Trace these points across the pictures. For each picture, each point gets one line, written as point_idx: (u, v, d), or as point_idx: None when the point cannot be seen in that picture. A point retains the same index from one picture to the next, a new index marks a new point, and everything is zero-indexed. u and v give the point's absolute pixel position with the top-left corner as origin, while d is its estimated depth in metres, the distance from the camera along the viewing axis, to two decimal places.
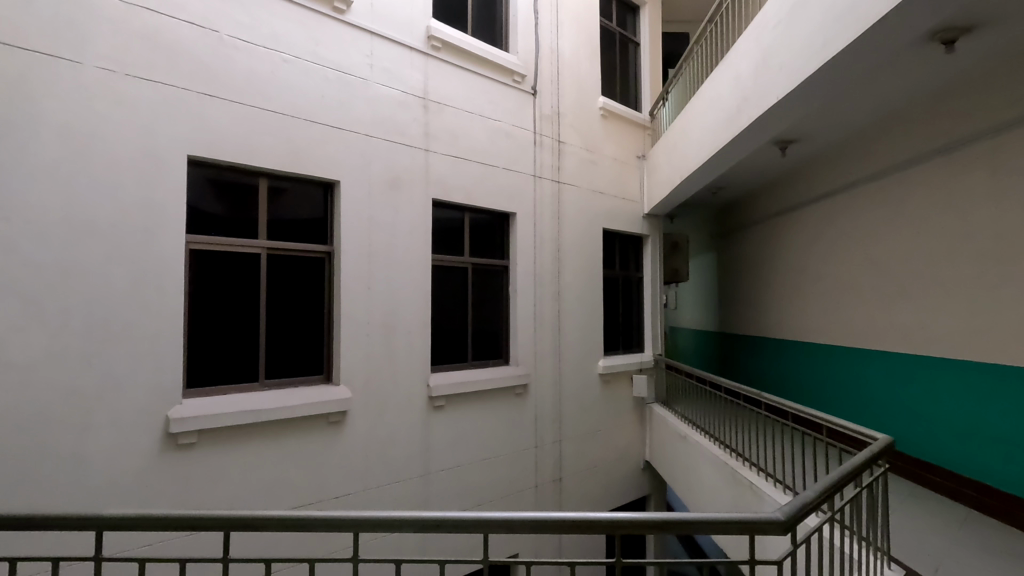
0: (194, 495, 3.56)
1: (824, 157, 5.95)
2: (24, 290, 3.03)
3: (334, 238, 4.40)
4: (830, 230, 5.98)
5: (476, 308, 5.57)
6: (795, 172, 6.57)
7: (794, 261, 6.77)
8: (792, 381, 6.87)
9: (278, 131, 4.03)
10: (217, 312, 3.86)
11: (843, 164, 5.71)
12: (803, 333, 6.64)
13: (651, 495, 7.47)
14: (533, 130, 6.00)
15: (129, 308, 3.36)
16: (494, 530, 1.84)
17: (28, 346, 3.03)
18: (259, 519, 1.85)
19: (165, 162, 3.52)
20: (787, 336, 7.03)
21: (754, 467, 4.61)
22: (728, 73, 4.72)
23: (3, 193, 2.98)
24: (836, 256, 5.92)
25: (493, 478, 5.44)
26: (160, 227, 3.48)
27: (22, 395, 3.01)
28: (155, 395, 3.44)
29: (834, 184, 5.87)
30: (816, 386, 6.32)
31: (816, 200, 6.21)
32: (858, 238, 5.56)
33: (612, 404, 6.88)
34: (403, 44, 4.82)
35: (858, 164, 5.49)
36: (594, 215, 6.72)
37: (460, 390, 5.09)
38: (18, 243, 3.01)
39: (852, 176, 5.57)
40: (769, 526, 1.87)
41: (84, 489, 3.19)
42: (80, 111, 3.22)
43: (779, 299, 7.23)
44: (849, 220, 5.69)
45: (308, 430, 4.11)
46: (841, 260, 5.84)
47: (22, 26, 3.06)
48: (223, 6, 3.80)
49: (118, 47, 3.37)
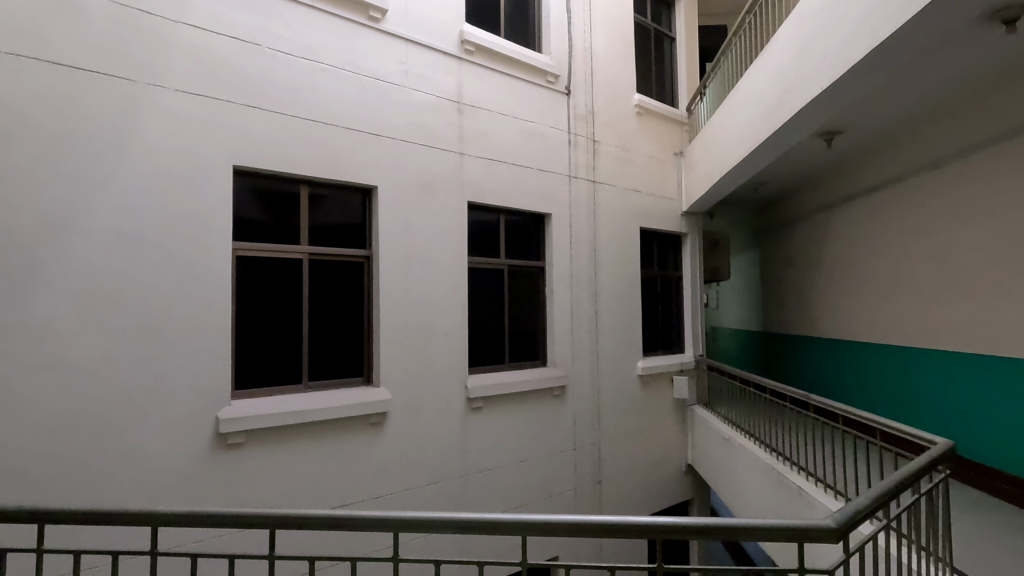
0: (242, 493, 3.69)
1: (873, 148, 5.69)
2: (83, 297, 3.20)
3: (373, 243, 4.48)
4: (881, 223, 5.72)
5: (512, 309, 5.57)
6: (836, 166, 6.34)
7: (842, 257, 6.50)
8: (842, 383, 6.59)
9: (317, 139, 4.14)
10: (262, 316, 3.99)
11: (894, 154, 5.45)
12: (853, 332, 6.37)
13: (694, 499, 7.31)
14: (567, 130, 5.97)
15: (180, 313, 3.50)
16: (531, 532, 1.82)
17: (89, 350, 3.21)
18: (301, 518, 1.90)
19: (211, 172, 3.66)
20: (836, 336, 6.75)
21: (802, 471, 4.44)
22: (767, 64, 4.58)
23: (64, 205, 3.16)
24: (888, 250, 5.65)
25: (532, 480, 5.42)
26: (208, 235, 3.63)
27: (84, 396, 3.18)
28: (205, 397, 3.58)
29: (885, 176, 5.61)
30: (868, 387, 6.04)
31: (865, 193, 5.95)
32: (913, 231, 5.29)
33: (652, 406, 6.77)
34: (436, 49, 4.87)
35: (910, 154, 5.23)
36: (630, 214, 6.63)
37: (497, 392, 5.10)
38: (77, 253, 3.19)
39: (904, 166, 5.31)
40: (818, 533, 1.79)
41: (141, 486, 3.35)
42: (133, 127, 3.39)
43: (827, 296, 6.95)
44: (901, 213, 5.43)
45: (349, 431, 4.20)
46: (893, 255, 5.58)
47: (80, 49, 3.24)
48: (264, 20, 3.93)
49: (167, 64, 3.53)
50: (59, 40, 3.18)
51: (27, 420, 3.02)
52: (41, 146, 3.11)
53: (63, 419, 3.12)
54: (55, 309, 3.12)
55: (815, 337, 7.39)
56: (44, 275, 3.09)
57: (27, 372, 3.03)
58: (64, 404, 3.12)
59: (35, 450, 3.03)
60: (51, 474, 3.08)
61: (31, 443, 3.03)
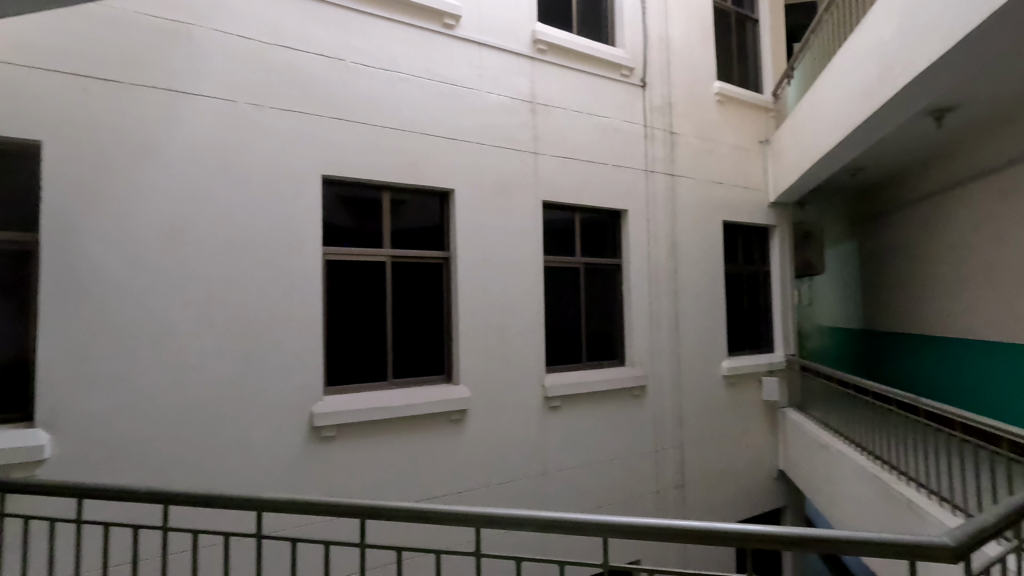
0: (335, 484, 3.92)
1: (994, 124, 5.10)
2: (196, 301, 3.53)
3: (451, 244, 4.59)
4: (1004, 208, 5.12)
5: (589, 308, 5.52)
6: (949, 146, 5.72)
7: (957, 246, 5.87)
8: (960, 386, 5.96)
9: (397, 146, 4.31)
10: (351, 317, 4.22)
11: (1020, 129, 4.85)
12: (971, 329, 5.74)
13: (787, 507, 6.89)
14: (643, 123, 5.82)
15: (278, 314, 3.78)
16: (613, 534, 1.80)
17: (202, 349, 3.53)
18: (389, 509, 1.98)
19: (303, 183, 3.91)
20: (951, 334, 6.11)
21: (912, 483, 4.07)
22: (865, 40, 4.23)
23: (180, 218, 3.50)
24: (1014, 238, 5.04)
25: (612, 481, 5.35)
26: (301, 241, 3.88)
27: (198, 391, 3.51)
28: (300, 392, 3.83)
29: (1009, 154, 5.01)
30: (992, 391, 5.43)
31: (985, 174, 5.34)
32: None
33: (739, 408, 6.46)
34: (509, 51, 4.92)
35: None
36: (712, 207, 6.36)
37: (575, 391, 5.08)
38: (191, 261, 3.52)
39: None
40: (932, 552, 1.63)
41: (247, 474, 3.64)
42: (235, 143, 3.69)
43: (939, 291, 6.32)
44: None
45: (432, 427, 4.33)
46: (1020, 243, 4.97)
47: (189, 75, 3.57)
48: (347, 36, 4.15)
49: (263, 84, 3.81)
50: (172, 69, 3.52)
51: (152, 411, 3.37)
52: (159, 165, 3.46)
53: (182, 411, 3.46)
54: (173, 311, 3.46)
55: (925, 336, 6.74)
56: (164, 282, 3.44)
57: (151, 368, 3.38)
58: (182, 398, 3.46)
59: (159, 438, 3.38)
60: (172, 460, 3.42)
61: (156, 432, 3.38)
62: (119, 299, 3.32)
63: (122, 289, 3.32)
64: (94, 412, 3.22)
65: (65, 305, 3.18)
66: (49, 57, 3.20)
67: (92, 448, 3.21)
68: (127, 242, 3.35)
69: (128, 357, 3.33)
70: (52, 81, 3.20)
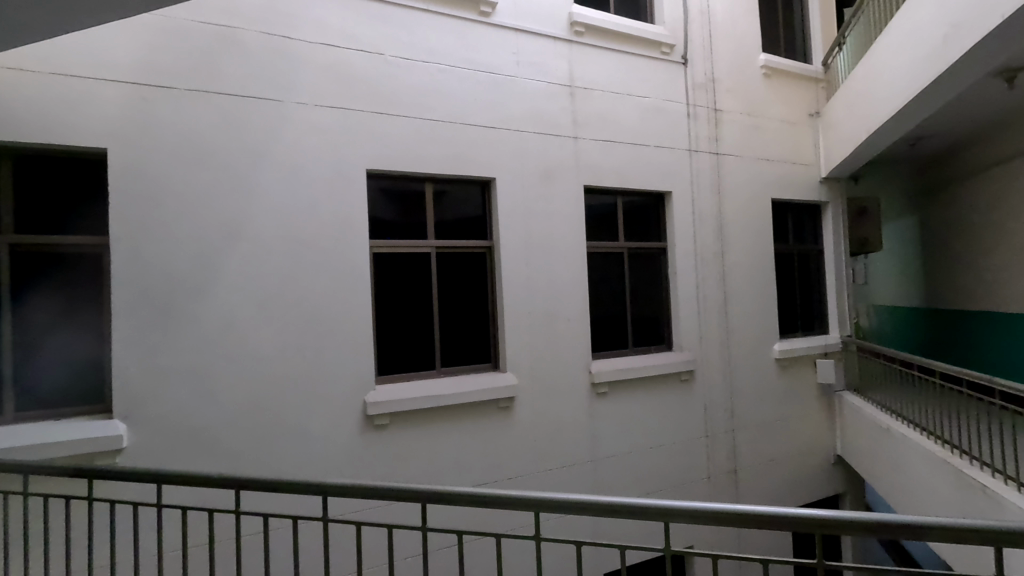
0: (392, 470, 4.05)
1: None
2: (254, 295, 3.67)
3: (494, 233, 4.64)
4: None
5: (636, 294, 5.51)
6: (1009, 117, 5.41)
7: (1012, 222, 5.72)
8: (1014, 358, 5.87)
9: (435, 136, 4.36)
10: (399, 308, 4.32)
11: None
12: None
13: (845, 494, 6.76)
14: (686, 101, 5.73)
15: (333, 307, 3.91)
16: (676, 519, 1.83)
17: (262, 343, 3.68)
18: (454, 494, 2.03)
19: (352, 178, 4.02)
20: (1010, 310, 5.92)
21: (981, 467, 3.99)
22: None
23: (238, 217, 3.65)
24: None
25: (669, 471, 5.36)
26: (351, 235, 4.00)
27: (262, 383, 3.67)
28: (357, 381, 3.96)
29: None
30: None
31: None
32: None
33: (792, 391, 6.33)
34: (546, 35, 4.92)
35: None
36: (759, 186, 6.23)
37: (623, 376, 5.08)
38: (249, 258, 3.67)
39: None
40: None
41: (310, 463, 3.79)
42: (283, 144, 3.81)
43: (996, 271, 6.14)
44: None
45: (482, 415, 4.42)
46: None
47: (240, 77, 3.70)
48: (386, 32, 4.22)
49: (313, 84, 3.93)
50: (222, 72, 3.65)
51: (220, 402, 3.55)
52: (216, 166, 3.60)
53: (247, 401, 3.62)
54: (233, 307, 3.61)
55: (979, 315, 6.54)
56: (224, 279, 3.60)
57: (216, 361, 3.55)
58: (246, 389, 3.62)
59: (226, 428, 3.56)
60: (239, 449, 3.59)
61: (222, 423, 3.55)
62: (186, 297, 3.49)
63: (186, 287, 3.49)
64: (165, 404, 3.40)
65: (137, 303, 3.36)
66: (111, 68, 3.37)
67: (167, 437, 3.40)
68: (193, 243, 3.52)
69: (195, 350, 3.50)
70: (114, 91, 3.37)
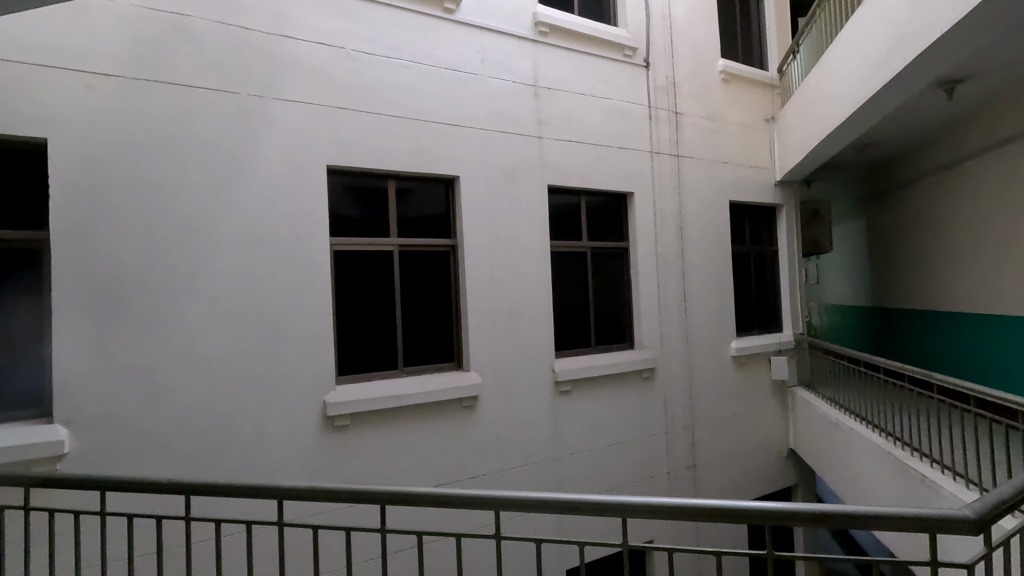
0: (353, 472, 3.98)
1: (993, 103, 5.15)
2: (208, 293, 3.55)
3: (457, 232, 4.62)
4: (999, 188, 5.22)
5: (598, 293, 5.57)
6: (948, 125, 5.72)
7: (950, 225, 6.05)
8: (950, 353, 6.22)
9: (398, 133, 4.31)
10: (360, 307, 4.25)
11: (1008, 113, 5.00)
12: (963, 301, 5.92)
13: (797, 486, 7.02)
14: (648, 104, 5.83)
15: (292, 306, 3.81)
16: (633, 514, 1.86)
17: (217, 343, 3.56)
18: (412, 495, 2.01)
19: (311, 174, 3.93)
20: (948, 309, 6.26)
21: (921, 458, 4.20)
22: (875, 11, 4.25)
23: (191, 213, 3.52)
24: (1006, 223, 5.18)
25: (630, 467, 5.45)
26: (310, 233, 3.90)
27: (216, 384, 3.55)
28: (316, 382, 3.88)
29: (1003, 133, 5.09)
30: (986, 362, 5.61)
31: (978, 153, 5.45)
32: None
33: (748, 387, 6.53)
34: (511, 34, 4.92)
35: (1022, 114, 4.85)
36: (718, 188, 6.39)
37: (586, 374, 5.13)
38: (202, 255, 3.54)
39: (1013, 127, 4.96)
40: (957, 524, 1.68)
41: (266, 465, 3.69)
42: (239, 137, 3.69)
43: (935, 271, 6.48)
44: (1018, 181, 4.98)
45: (445, 415, 4.39)
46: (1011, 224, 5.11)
47: (193, 67, 3.56)
48: (348, 25, 4.13)
49: (271, 76, 3.82)
50: (174, 61, 3.51)
51: (171, 405, 3.41)
52: (167, 159, 3.46)
53: (199, 403, 3.49)
54: (185, 306, 3.48)
55: (920, 313, 6.90)
56: (175, 277, 3.46)
57: (166, 362, 3.41)
58: (199, 391, 3.50)
59: (177, 432, 3.42)
60: (191, 453, 3.46)
61: (173, 426, 3.42)
62: (134, 295, 3.34)
63: (134, 285, 3.34)
64: (111, 407, 3.25)
65: (81, 302, 3.20)
66: (52, 53, 3.19)
67: (113, 442, 3.25)
68: (141, 239, 3.37)
69: (144, 351, 3.36)
70: (55, 77, 3.19)
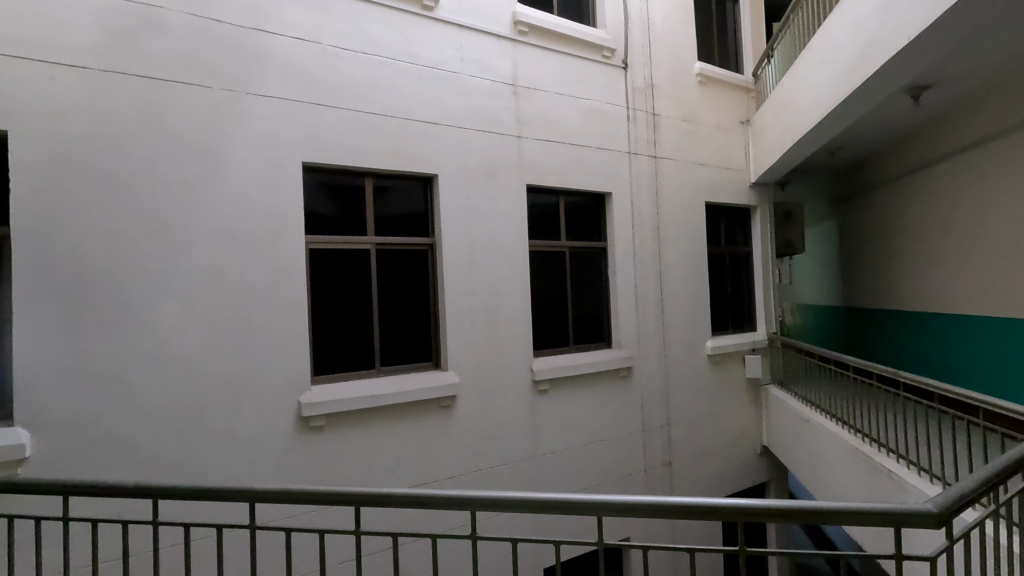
0: (328, 473, 3.94)
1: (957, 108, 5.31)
2: (178, 292, 3.46)
3: (436, 230, 4.59)
4: (963, 191, 5.39)
5: (577, 292, 5.60)
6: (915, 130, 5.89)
7: (916, 227, 6.23)
8: (916, 351, 6.41)
9: (375, 131, 4.26)
10: (336, 306, 4.20)
11: (971, 119, 5.16)
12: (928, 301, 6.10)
13: (770, 482, 7.16)
14: (626, 105, 5.88)
15: (265, 305, 3.74)
16: (608, 512, 1.86)
17: (187, 342, 3.48)
18: (386, 495, 2.00)
19: (286, 171, 3.86)
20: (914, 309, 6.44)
21: (887, 454, 4.32)
22: (846, 18, 4.35)
23: (160, 209, 3.42)
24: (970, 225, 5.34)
25: (607, 466, 5.49)
26: (285, 231, 3.84)
27: (186, 385, 3.47)
28: (291, 382, 3.82)
29: (967, 138, 5.26)
30: (949, 359, 5.79)
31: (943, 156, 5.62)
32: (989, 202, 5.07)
33: (723, 386, 6.64)
34: (490, 33, 4.91)
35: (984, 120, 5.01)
36: (694, 189, 6.48)
37: (564, 373, 5.15)
38: (171, 252, 3.45)
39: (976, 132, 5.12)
40: (921, 519, 1.73)
41: (239, 467, 3.62)
42: (211, 132, 3.61)
43: (902, 272, 6.67)
44: (982, 184, 5.13)
45: (422, 415, 4.36)
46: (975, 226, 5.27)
47: (164, 60, 3.47)
48: (325, 20, 4.08)
49: (244, 70, 3.74)
50: (144, 53, 3.41)
51: (138, 406, 3.32)
52: (135, 154, 3.36)
53: (168, 405, 3.41)
54: (154, 304, 3.39)
55: (887, 313, 7.10)
56: (143, 275, 3.37)
57: (134, 362, 3.32)
58: (168, 392, 3.41)
59: (145, 434, 3.34)
60: (160, 455, 3.38)
61: (140, 428, 3.32)
62: (99, 293, 3.24)
63: (100, 282, 3.24)
64: (75, 409, 3.15)
65: (43, 300, 3.09)
66: (13, 42, 3.07)
67: (77, 445, 3.15)
68: (107, 236, 3.27)
69: (110, 351, 3.26)
70: (16, 67, 3.08)
